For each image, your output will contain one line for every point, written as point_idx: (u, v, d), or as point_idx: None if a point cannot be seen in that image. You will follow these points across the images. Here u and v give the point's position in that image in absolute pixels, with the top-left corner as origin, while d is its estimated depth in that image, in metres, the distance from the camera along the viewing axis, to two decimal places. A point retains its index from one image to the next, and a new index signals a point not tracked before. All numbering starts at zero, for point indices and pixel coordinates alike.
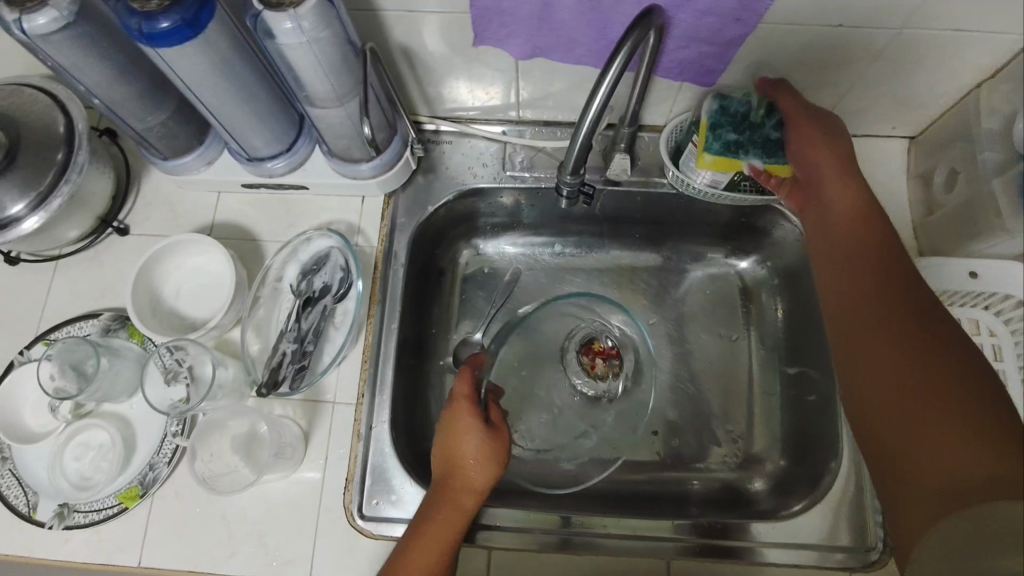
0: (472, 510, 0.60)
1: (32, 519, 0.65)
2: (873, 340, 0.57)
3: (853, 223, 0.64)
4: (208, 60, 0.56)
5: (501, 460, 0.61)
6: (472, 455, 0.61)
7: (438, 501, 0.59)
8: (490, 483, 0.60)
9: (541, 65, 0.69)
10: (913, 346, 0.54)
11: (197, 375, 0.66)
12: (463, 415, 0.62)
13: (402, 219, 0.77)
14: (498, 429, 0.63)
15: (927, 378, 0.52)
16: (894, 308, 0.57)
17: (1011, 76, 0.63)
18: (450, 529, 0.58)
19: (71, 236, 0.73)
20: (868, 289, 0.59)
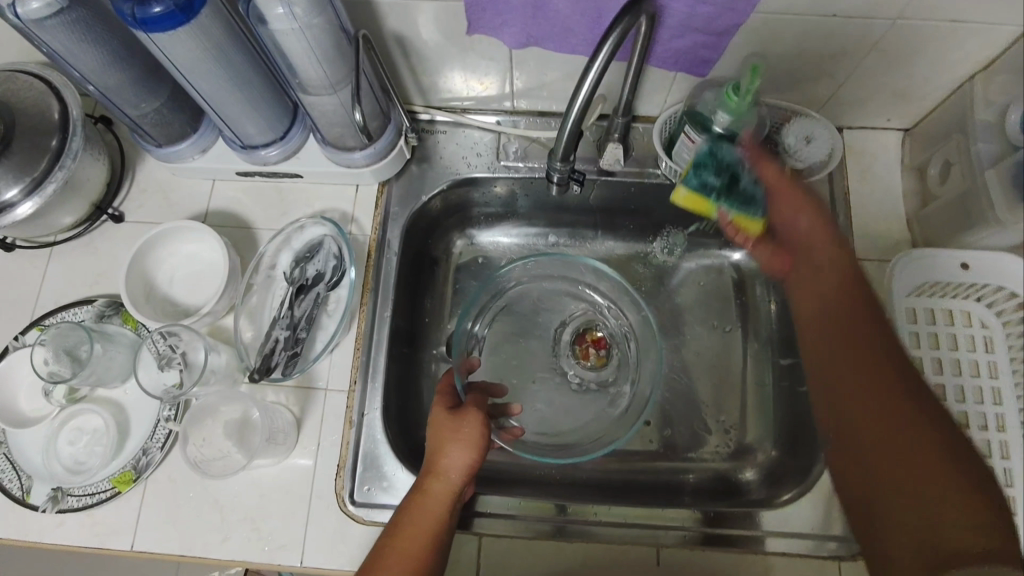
0: (450, 501, 0.57)
1: (26, 502, 0.65)
2: (848, 378, 0.58)
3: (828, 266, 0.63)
4: (200, 46, 0.56)
5: (478, 447, 0.59)
6: (445, 443, 0.59)
7: (416, 493, 0.57)
8: (468, 471, 0.58)
9: (536, 55, 0.69)
10: (874, 393, 0.55)
11: (189, 361, 0.67)
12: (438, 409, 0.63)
13: (396, 208, 0.77)
14: (472, 413, 0.61)
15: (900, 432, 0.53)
16: (869, 352, 0.58)
17: (1007, 67, 0.63)
18: (426, 520, 0.55)
19: (66, 222, 0.73)
20: (839, 332, 0.60)
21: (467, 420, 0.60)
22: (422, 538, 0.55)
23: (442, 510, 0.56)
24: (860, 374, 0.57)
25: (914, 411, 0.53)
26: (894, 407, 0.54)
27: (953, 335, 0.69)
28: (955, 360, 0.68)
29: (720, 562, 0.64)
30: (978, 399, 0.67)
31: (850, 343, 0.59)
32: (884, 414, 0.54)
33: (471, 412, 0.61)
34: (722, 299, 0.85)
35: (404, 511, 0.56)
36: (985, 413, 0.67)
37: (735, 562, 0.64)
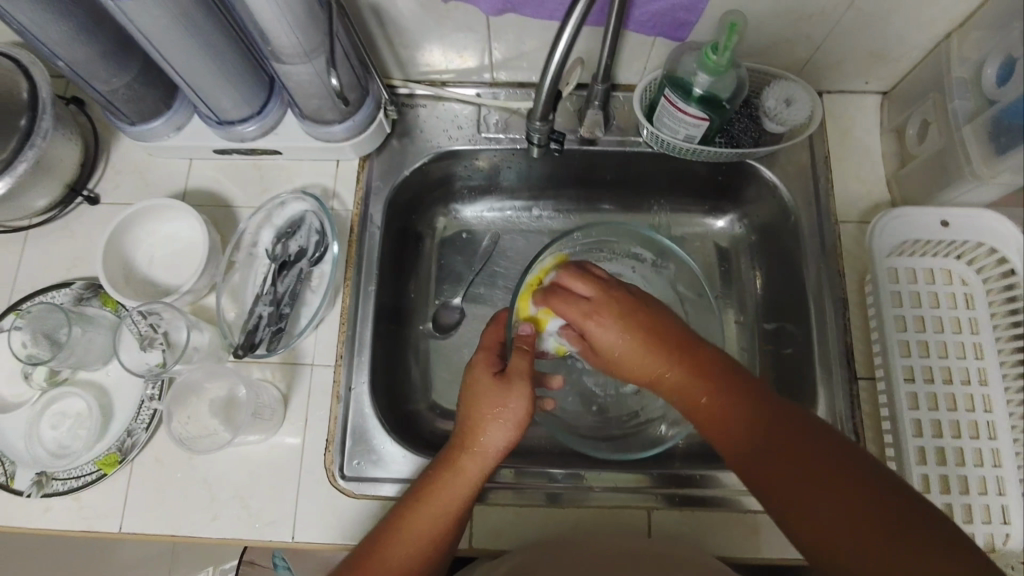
0: (481, 479, 0.57)
1: (9, 487, 0.64)
2: (754, 453, 0.50)
3: (620, 355, 0.58)
4: (170, 15, 0.55)
5: (520, 426, 0.58)
6: (489, 418, 0.57)
7: (448, 469, 0.57)
8: (504, 450, 0.58)
9: (514, 23, 0.68)
10: (783, 473, 0.48)
11: (172, 341, 0.66)
12: (482, 375, 0.60)
13: (378, 183, 0.76)
14: (521, 390, 0.59)
15: (827, 507, 0.46)
16: (739, 430, 0.52)
17: (981, 23, 0.63)
18: (455, 499, 0.56)
19: (39, 205, 0.72)
20: (728, 406, 0.53)
21: (513, 395, 0.58)
22: (447, 520, 0.55)
23: (468, 492, 0.56)
24: (735, 432, 0.52)
25: (838, 478, 0.47)
26: (817, 475, 0.47)
27: (935, 294, 0.70)
28: (936, 318, 0.69)
29: (708, 522, 0.65)
30: (960, 354, 0.68)
31: (733, 410, 0.52)
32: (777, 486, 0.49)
33: (519, 389, 0.59)
34: (707, 267, 0.85)
35: (434, 487, 0.56)
36: (968, 367, 0.67)
37: (724, 521, 0.65)
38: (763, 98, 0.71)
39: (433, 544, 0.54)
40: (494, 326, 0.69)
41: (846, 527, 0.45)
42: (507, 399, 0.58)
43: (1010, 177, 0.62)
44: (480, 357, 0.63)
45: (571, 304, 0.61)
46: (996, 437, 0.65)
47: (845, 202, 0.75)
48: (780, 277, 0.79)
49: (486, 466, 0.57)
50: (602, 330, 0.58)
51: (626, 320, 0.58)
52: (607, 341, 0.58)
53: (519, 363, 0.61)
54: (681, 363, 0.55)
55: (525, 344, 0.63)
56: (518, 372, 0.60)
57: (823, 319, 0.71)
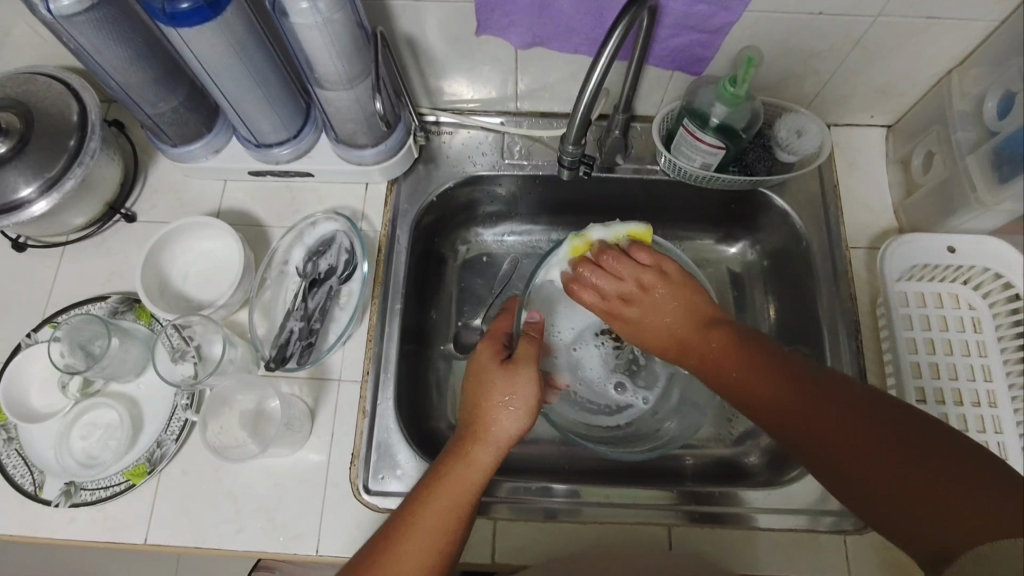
0: (493, 467, 0.58)
1: (38, 497, 0.65)
2: (784, 418, 0.55)
3: (659, 323, 0.67)
4: (225, 42, 0.59)
5: (531, 412, 0.60)
6: (500, 400, 0.60)
7: (456, 457, 0.57)
8: (515, 437, 0.59)
9: (540, 56, 0.72)
10: (802, 418, 0.54)
11: (203, 354, 0.68)
12: (490, 361, 0.63)
13: (405, 206, 0.79)
14: (528, 373, 0.61)
15: (854, 445, 0.51)
16: (743, 374, 0.59)
17: (981, 61, 0.68)
18: (465, 486, 0.56)
19: (77, 222, 0.74)
20: (764, 385, 0.57)
21: (522, 373, 0.61)
22: (460, 506, 0.55)
23: (475, 480, 0.56)
24: (772, 397, 0.56)
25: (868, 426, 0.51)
26: (820, 406, 0.53)
27: (943, 317, 0.72)
28: (945, 340, 0.71)
29: (729, 541, 0.66)
30: (970, 376, 0.70)
31: (751, 369, 0.58)
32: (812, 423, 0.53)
33: (528, 371, 0.61)
34: (719, 292, 0.88)
35: (444, 476, 0.56)
36: (977, 389, 0.69)
37: (745, 539, 0.66)
38: (776, 129, 0.74)
39: (446, 532, 0.54)
40: (503, 317, 0.72)
41: (859, 442, 0.51)
42: (516, 384, 0.60)
43: (1013, 205, 0.65)
44: (487, 346, 0.65)
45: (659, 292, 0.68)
46: (1007, 458, 0.66)
47: (854, 229, 0.78)
48: (792, 302, 0.81)
49: (498, 452, 0.58)
50: (656, 301, 0.68)
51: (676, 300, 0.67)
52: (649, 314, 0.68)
53: (528, 351, 0.64)
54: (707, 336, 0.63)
55: (530, 333, 0.66)
56: (526, 358, 0.63)
57: (836, 340, 0.73)
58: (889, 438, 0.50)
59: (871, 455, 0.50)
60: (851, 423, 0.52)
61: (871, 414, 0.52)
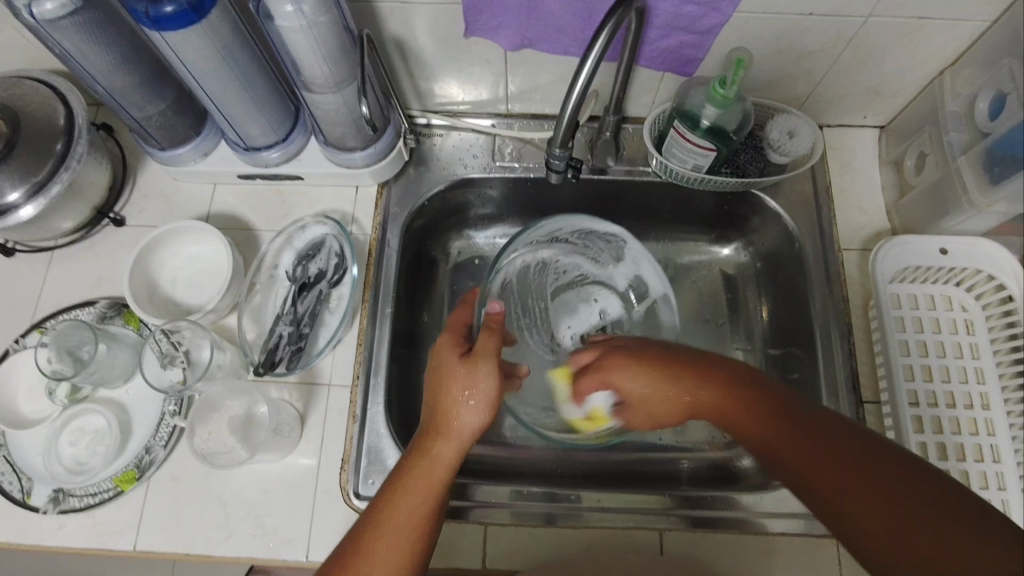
0: (457, 460, 0.56)
1: (26, 504, 0.65)
2: (794, 450, 0.51)
3: (649, 401, 0.58)
4: (211, 45, 0.58)
5: (492, 407, 0.56)
6: (458, 396, 0.56)
7: (422, 453, 0.56)
8: (478, 430, 0.56)
9: (530, 57, 0.72)
10: (810, 450, 0.50)
11: (193, 359, 0.67)
12: (451, 356, 0.58)
13: (395, 209, 0.78)
14: (489, 366, 0.57)
15: (846, 475, 0.48)
16: (753, 416, 0.54)
17: (973, 61, 0.67)
18: (430, 481, 0.55)
19: (66, 227, 0.73)
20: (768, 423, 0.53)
21: (480, 368, 0.56)
22: (428, 503, 0.54)
23: (441, 473, 0.55)
24: (777, 439, 0.52)
25: (878, 463, 0.48)
26: (825, 442, 0.50)
27: (935, 319, 0.72)
28: (938, 342, 0.71)
29: (722, 545, 0.66)
30: (963, 379, 0.69)
31: (751, 407, 0.54)
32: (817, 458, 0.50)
33: (485, 365, 0.56)
34: (712, 293, 0.87)
35: (409, 473, 0.55)
36: (970, 391, 0.69)
37: (737, 543, 0.66)
38: (768, 131, 0.74)
39: (417, 530, 0.54)
40: (463, 306, 0.67)
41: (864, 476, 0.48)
42: (476, 377, 0.56)
43: (1005, 206, 0.64)
44: (446, 341, 0.61)
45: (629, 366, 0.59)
46: (1000, 460, 0.66)
47: (846, 230, 0.78)
48: (785, 304, 0.81)
49: (461, 445, 0.56)
50: (625, 379, 0.58)
51: (638, 364, 0.58)
52: (633, 392, 0.58)
53: (486, 344, 0.58)
54: (689, 382, 0.57)
55: (492, 324, 0.61)
56: (487, 351, 0.58)
57: (829, 342, 0.73)
58: (902, 478, 0.47)
59: (878, 489, 0.47)
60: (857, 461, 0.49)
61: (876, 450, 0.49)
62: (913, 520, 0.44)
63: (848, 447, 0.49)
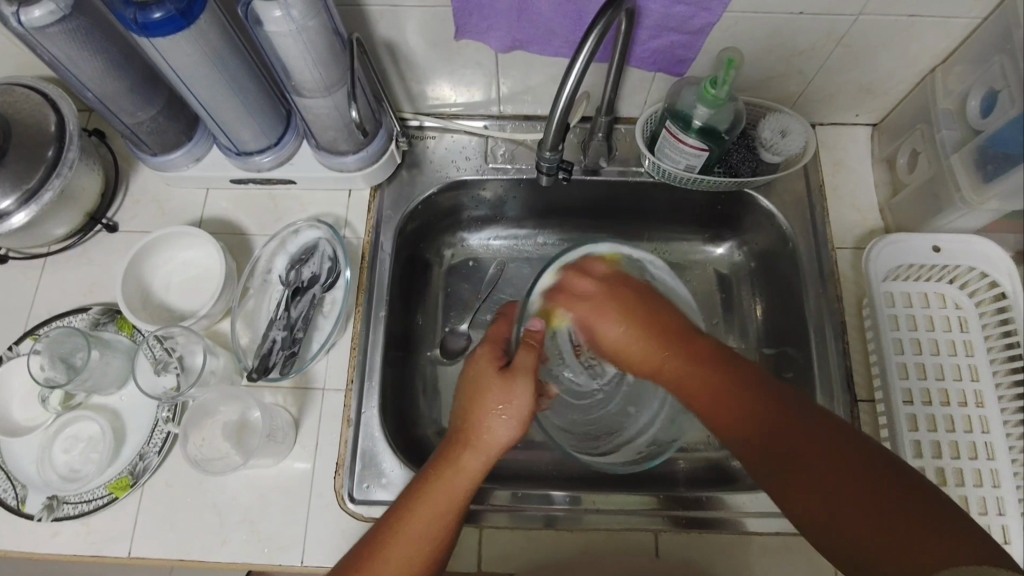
0: (483, 473, 0.57)
1: (20, 512, 0.65)
2: (738, 420, 0.55)
3: (628, 347, 0.63)
4: (200, 51, 0.58)
5: (523, 424, 0.58)
6: (495, 410, 0.57)
7: (446, 462, 0.57)
8: (507, 446, 0.57)
9: (521, 59, 0.71)
10: (755, 425, 0.54)
11: (186, 365, 0.68)
12: (489, 369, 0.59)
13: (389, 212, 0.78)
14: (527, 385, 0.58)
15: (803, 442, 0.51)
16: (696, 375, 0.58)
17: (964, 59, 0.67)
18: (455, 492, 0.55)
19: (58, 233, 0.73)
20: (733, 399, 0.55)
21: (517, 385, 0.58)
22: (452, 512, 0.55)
23: (467, 485, 0.56)
24: (743, 424, 0.54)
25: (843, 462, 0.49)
26: (783, 426, 0.52)
27: (929, 317, 0.72)
28: (932, 340, 0.71)
29: (718, 546, 0.65)
30: (957, 376, 0.69)
31: (724, 382, 0.56)
32: (755, 427, 0.54)
33: (525, 383, 0.58)
34: (707, 293, 0.87)
35: (432, 481, 0.55)
36: (964, 389, 0.69)
37: (733, 544, 0.65)
38: (760, 130, 0.74)
39: (436, 539, 0.54)
40: (501, 320, 0.66)
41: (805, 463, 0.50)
42: (514, 394, 0.58)
43: (997, 203, 0.64)
44: (486, 353, 0.61)
45: (591, 307, 0.65)
46: (994, 458, 0.66)
47: (840, 228, 0.78)
48: (780, 304, 0.80)
49: (491, 459, 0.57)
50: (608, 326, 0.64)
51: (620, 314, 0.64)
52: (615, 340, 0.64)
53: (525, 359, 0.59)
54: (660, 342, 0.61)
55: (532, 339, 0.61)
56: (525, 368, 0.59)
57: (823, 341, 0.73)
58: (895, 493, 0.47)
59: (841, 488, 0.48)
60: (831, 455, 0.50)
61: (838, 442, 0.51)
62: (872, 507, 0.47)
63: (783, 426, 0.53)
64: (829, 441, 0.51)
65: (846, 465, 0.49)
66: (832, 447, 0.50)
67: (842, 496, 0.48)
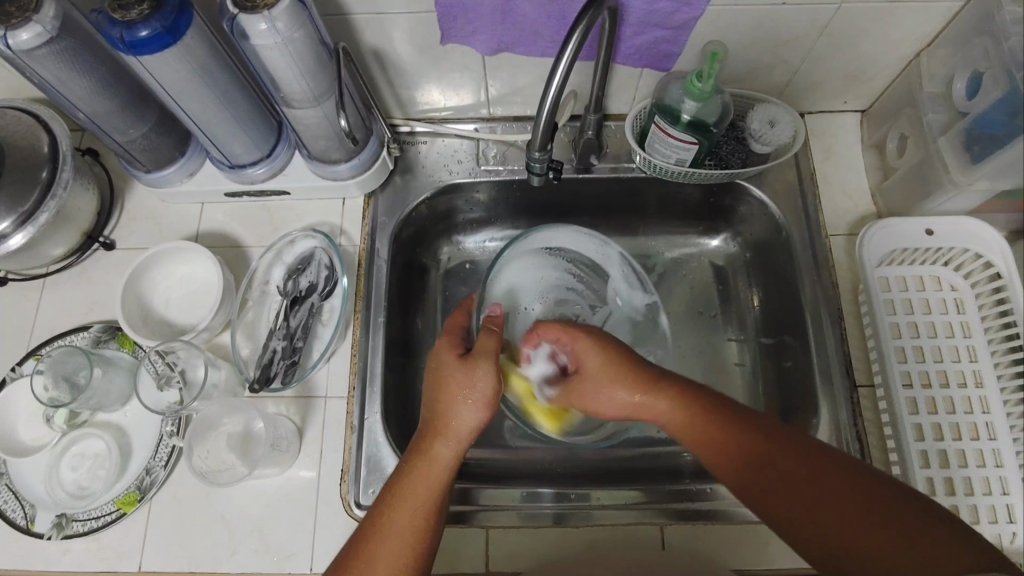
0: (457, 461, 0.57)
1: (31, 531, 0.65)
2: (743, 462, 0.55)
3: (603, 400, 0.59)
4: (187, 65, 0.59)
5: (489, 405, 0.58)
6: (457, 397, 0.57)
7: (420, 455, 0.57)
8: (476, 429, 0.57)
9: (508, 61, 0.72)
10: (760, 468, 0.54)
11: (188, 379, 0.68)
12: (447, 354, 0.60)
13: (383, 218, 0.79)
14: (487, 366, 0.58)
15: (799, 480, 0.52)
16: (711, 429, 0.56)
17: (947, 42, 0.68)
18: (429, 483, 0.56)
19: (56, 253, 0.74)
20: (733, 444, 0.55)
21: (477, 370, 0.58)
22: (429, 505, 0.55)
23: (441, 477, 0.56)
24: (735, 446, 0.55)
25: (838, 479, 0.52)
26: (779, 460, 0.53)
27: (925, 300, 0.72)
28: (928, 323, 0.71)
29: (724, 537, 0.66)
30: (955, 357, 0.70)
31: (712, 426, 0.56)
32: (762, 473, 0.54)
33: (484, 364, 0.58)
34: (704, 285, 0.88)
35: (408, 474, 0.56)
36: (962, 369, 0.69)
37: (739, 534, 0.66)
38: (748, 121, 0.74)
39: (417, 533, 0.54)
40: (459, 311, 0.68)
41: (807, 494, 0.52)
42: (473, 377, 0.58)
43: (986, 183, 0.65)
44: (443, 343, 0.62)
45: (591, 382, 0.60)
46: (995, 437, 0.66)
47: (833, 216, 0.78)
48: (776, 293, 0.81)
49: (462, 445, 0.57)
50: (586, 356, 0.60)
51: (619, 373, 0.58)
52: (598, 386, 0.59)
53: (487, 343, 0.60)
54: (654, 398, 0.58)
55: (492, 325, 0.62)
56: (485, 350, 0.59)
57: (820, 329, 0.73)
58: (873, 492, 0.51)
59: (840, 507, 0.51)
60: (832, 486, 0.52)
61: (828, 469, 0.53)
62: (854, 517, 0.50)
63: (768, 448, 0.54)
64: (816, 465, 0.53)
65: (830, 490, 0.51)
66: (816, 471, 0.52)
67: (848, 520, 0.50)
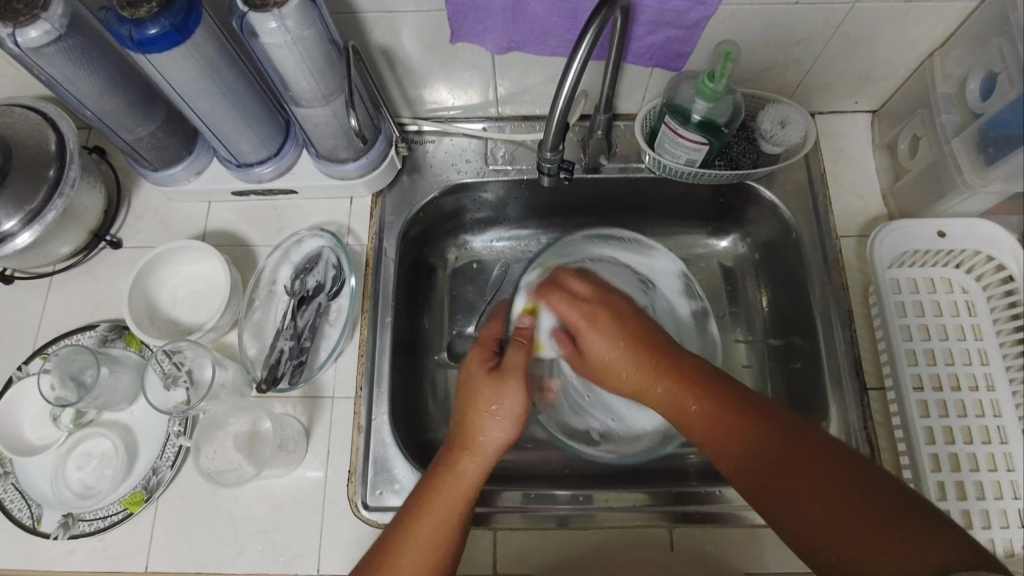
0: (482, 479, 0.56)
1: (37, 530, 0.65)
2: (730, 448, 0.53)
3: (604, 359, 0.59)
4: (196, 63, 0.58)
5: (518, 423, 0.57)
6: (485, 414, 0.56)
7: (446, 469, 0.56)
8: (503, 448, 0.57)
9: (517, 60, 0.71)
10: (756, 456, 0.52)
11: (196, 378, 0.67)
12: (478, 368, 0.59)
13: (391, 218, 0.78)
14: (517, 383, 0.57)
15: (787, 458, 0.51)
16: (704, 417, 0.54)
17: (962, 42, 0.67)
18: (454, 499, 0.55)
19: (63, 251, 0.74)
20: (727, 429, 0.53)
21: (506, 387, 0.57)
22: (451, 521, 0.54)
23: (466, 493, 0.55)
24: (731, 441, 0.53)
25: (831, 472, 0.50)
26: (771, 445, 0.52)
27: (937, 302, 0.72)
28: (940, 325, 0.71)
29: (733, 540, 0.65)
30: (967, 360, 0.69)
31: (705, 415, 0.54)
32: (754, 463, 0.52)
33: (514, 383, 0.57)
34: (713, 286, 0.87)
35: (436, 488, 0.56)
36: (974, 372, 0.69)
37: (747, 537, 0.65)
38: (759, 121, 0.74)
39: (437, 551, 0.53)
40: (494, 321, 0.66)
41: (794, 481, 0.50)
42: (505, 394, 0.56)
43: (1000, 185, 0.64)
44: (476, 354, 0.61)
45: (597, 329, 0.59)
46: (1007, 441, 0.66)
47: (844, 217, 0.77)
48: (786, 295, 0.80)
49: (487, 462, 0.56)
50: (595, 345, 0.59)
51: (615, 329, 0.59)
52: (601, 352, 0.59)
53: (516, 358, 0.59)
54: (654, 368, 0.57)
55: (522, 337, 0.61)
56: (514, 366, 0.58)
57: (831, 331, 0.72)
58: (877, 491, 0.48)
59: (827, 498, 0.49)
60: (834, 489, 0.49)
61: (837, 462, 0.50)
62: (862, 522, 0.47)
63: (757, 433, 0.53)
64: (796, 443, 0.52)
65: (818, 479, 0.50)
66: (811, 466, 0.50)
67: (834, 515, 0.48)
